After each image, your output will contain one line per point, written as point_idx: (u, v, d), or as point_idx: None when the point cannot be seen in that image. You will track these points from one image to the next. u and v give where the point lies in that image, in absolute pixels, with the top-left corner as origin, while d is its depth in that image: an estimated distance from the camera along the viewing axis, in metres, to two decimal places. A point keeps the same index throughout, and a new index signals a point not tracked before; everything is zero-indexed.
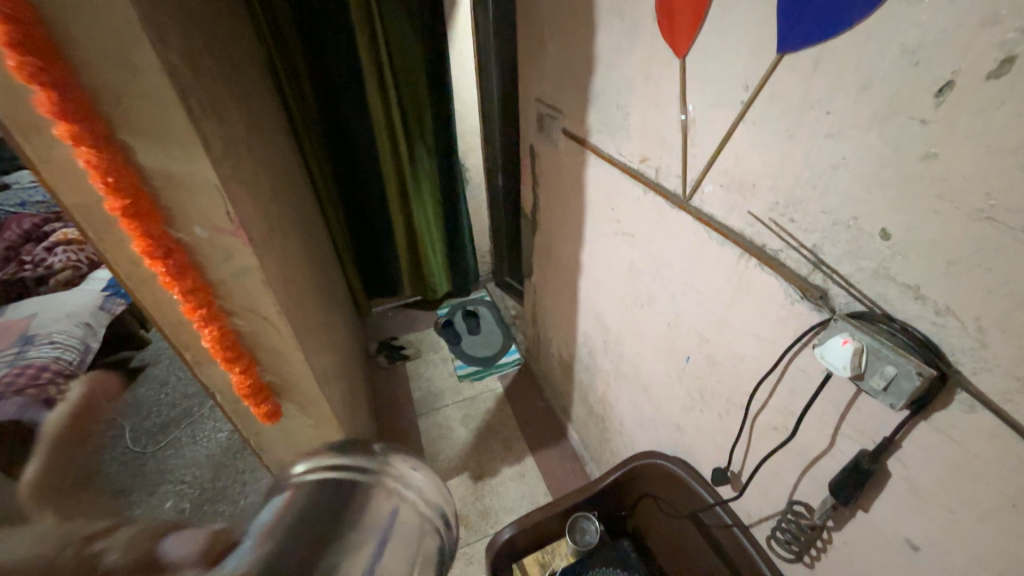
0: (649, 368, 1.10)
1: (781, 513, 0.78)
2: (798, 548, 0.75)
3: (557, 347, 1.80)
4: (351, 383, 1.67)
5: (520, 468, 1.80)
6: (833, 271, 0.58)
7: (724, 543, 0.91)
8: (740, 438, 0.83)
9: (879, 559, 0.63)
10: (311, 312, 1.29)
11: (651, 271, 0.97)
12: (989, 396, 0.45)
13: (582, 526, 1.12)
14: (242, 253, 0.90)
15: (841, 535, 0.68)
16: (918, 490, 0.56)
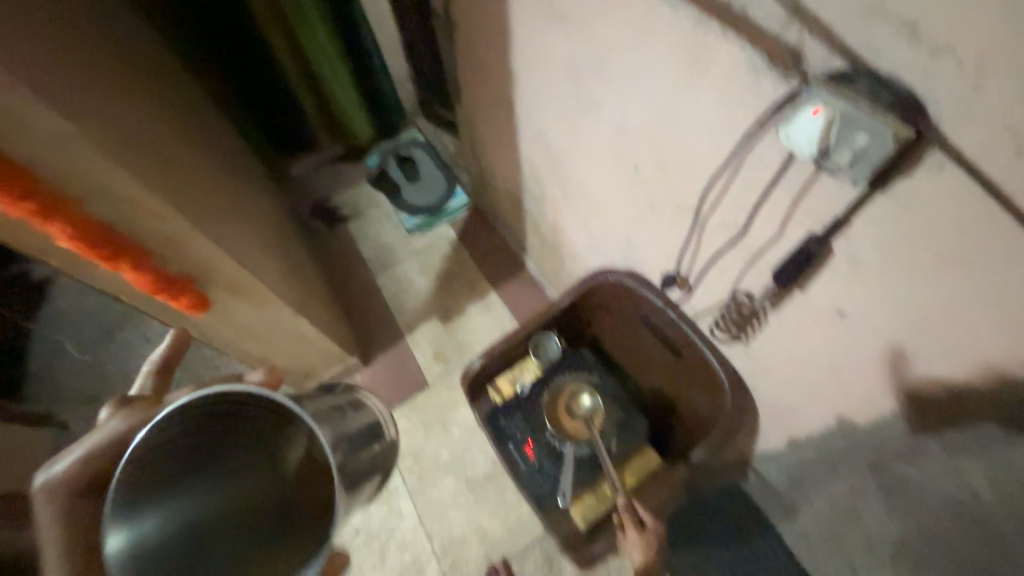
0: (598, 186, 1.02)
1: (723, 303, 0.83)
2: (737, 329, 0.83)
3: (502, 180, 1.66)
4: (289, 255, 1.54)
5: (485, 303, 1.86)
6: (814, 18, 0.45)
7: (670, 336, 1.00)
8: (690, 242, 0.81)
9: (808, 326, 0.69)
10: (200, 182, 1.06)
11: (593, 65, 0.79)
12: (965, 152, 0.41)
13: (545, 344, 1.15)
14: (39, 116, 0.65)
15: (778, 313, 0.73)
16: (857, 263, 0.56)
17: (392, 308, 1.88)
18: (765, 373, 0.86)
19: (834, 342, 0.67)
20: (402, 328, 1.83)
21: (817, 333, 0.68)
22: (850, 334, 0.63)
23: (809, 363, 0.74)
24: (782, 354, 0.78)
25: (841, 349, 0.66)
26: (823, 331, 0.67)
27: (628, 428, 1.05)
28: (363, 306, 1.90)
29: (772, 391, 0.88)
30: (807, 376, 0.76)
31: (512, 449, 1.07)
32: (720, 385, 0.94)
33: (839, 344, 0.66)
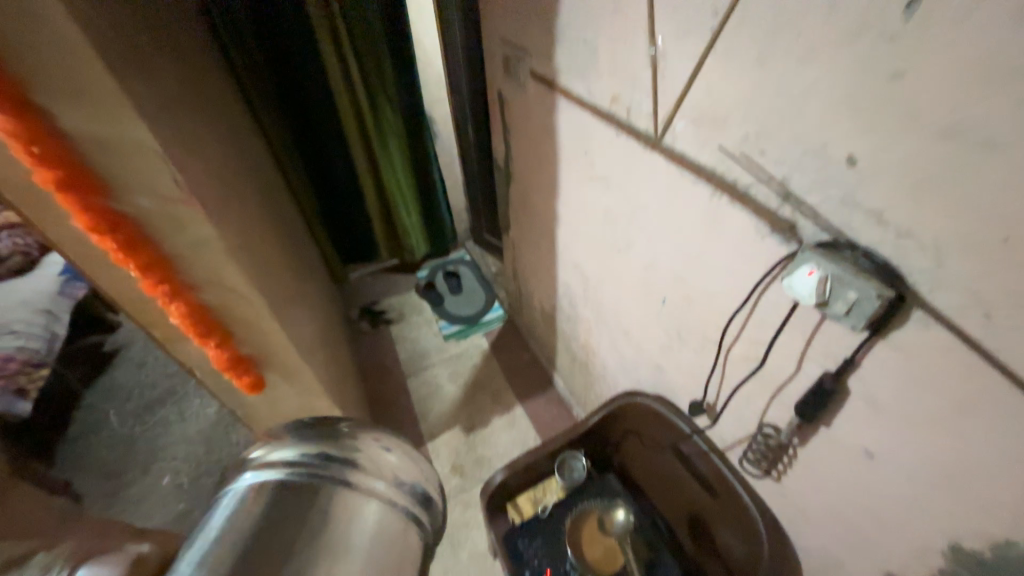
0: (628, 313, 1.12)
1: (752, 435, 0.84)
2: (768, 465, 0.82)
3: (538, 300, 1.81)
4: (335, 350, 1.66)
5: (510, 417, 1.86)
6: (802, 202, 0.59)
7: (702, 469, 0.98)
8: (715, 370, 0.87)
9: (838, 467, 0.69)
10: (285, 281, 1.26)
11: (626, 215, 0.96)
12: (944, 312, 0.48)
13: (571, 464, 1.17)
14: (197, 222, 0.85)
15: (806, 450, 0.74)
16: (875, 405, 0.60)
17: (418, 412, 1.91)
18: (801, 520, 0.81)
19: (868, 487, 0.66)
20: (425, 434, 1.83)
21: (847, 475, 0.68)
22: (882, 479, 0.63)
23: (847, 510, 0.71)
24: (817, 498, 0.75)
25: (876, 496, 0.65)
26: (853, 474, 0.67)
27: None
28: (390, 407, 1.93)
29: (811, 544, 0.81)
30: (847, 527, 0.72)
31: None
32: (754, 531, 0.88)
33: (875, 491, 0.65)
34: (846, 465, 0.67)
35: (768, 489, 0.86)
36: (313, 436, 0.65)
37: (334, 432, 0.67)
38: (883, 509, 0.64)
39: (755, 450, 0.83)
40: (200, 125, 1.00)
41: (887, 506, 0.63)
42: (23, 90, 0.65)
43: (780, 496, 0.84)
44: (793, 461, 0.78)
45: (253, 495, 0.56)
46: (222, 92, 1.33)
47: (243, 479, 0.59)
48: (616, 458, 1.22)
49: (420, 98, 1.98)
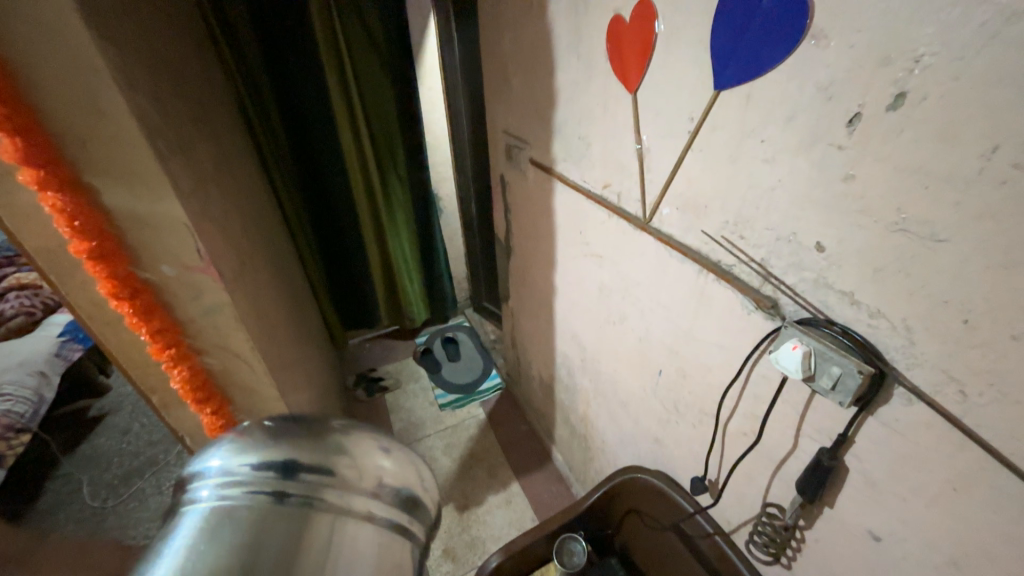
0: (626, 384, 1.13)
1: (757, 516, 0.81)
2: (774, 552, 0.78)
3: (537, 369, 1.81)
4: (329, 419, 1.63)
5: (506, 494, 1.77)
6: (781, 282, 0.64)
7: (706, 553, 0.92)
8: (714, 446, 0.86)
9: (847, 552, 0.66)
10: (288, 351, 1.28)
11: (620, 289, 1.01)
12: (923, 390, 0.51)
13: (571, 548, 1.10)
14: (211, 289, 0.90)
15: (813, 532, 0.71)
16: (873, 483, 0.59)
17: None
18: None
19: (877, 575, 0.63)
20: None
21: (858, 563, 0.65)
22: (891, 566, 0.60)
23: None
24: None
25: None
26: (864, 561, 0.64)
27: None
28: None
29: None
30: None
31: None
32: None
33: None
34: (855, 550, 0.65)
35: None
36: (290, 435, 0.59)
37: (319, 429, 0.62)
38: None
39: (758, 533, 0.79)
40: (226, 202, 1.08)
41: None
42: (76, 172, 0.73)
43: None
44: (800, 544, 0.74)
45: (218, 516, 0.52)
46: (247, 171, 1.45)
47: (207, 492, 0.55)
48: (619, 538, 1.17)
49: (428, 177, 2.15)
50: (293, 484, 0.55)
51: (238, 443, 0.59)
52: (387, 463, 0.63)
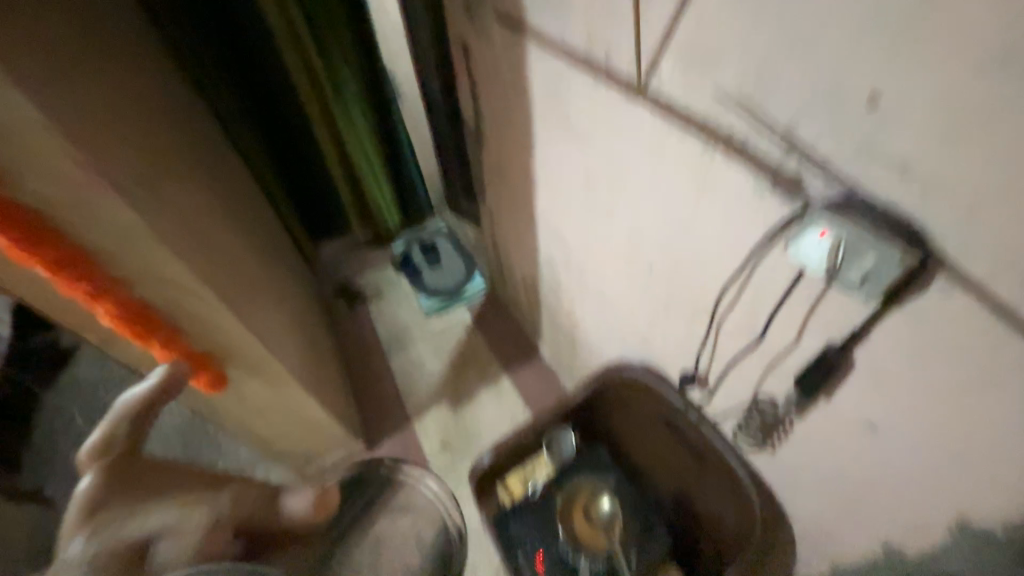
0: (612, 282, 1.06)
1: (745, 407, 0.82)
2: (759, 441, 0.82)
3: (520, 269, 1.73)
4: (310, 335, 1.58)
5: (497, 390, 1.83)
6: (811, 153, 0.51)
7: (693, 439, 0.97)
8: (706, 342, 0.82)
9: (838, 435, 0.68)
10: (247, 274, 1.15)
11: (607, 178, 0.87)
12: (976, 274, 0.43)
13: (560, 439, 1.13)
14: (110, 207, 0.74)
15: (802, 425, 0.73)
16: (881, 371, 0.57)
17: (402, 392, 1.86)
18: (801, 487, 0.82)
19: (865, 457, 0.66)
20: (411, 413, 1.80)
21: (850, 446, 0.67)
22: (885, 450, 0.62)
23: (850, 477, 0.71)
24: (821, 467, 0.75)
25: (882, 464, 0.64)
26: (857, 447, 0.66)
27: (641, 535, 1.02)
28: (374, 388, 1.89)
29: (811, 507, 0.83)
30: (849, 493, 0.73)
31: (522, 557, 1.00)
32: (748, 505, 0.91)
33: (882, 464, 0.64)
34: (849, 439, 0.67)
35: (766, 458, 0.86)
36: None
37: None
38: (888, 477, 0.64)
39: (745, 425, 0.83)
40: (128, 100, 0.85)
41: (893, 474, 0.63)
42: None
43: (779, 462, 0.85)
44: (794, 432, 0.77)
45: None
46: None
47: None
48: (602, 425, 1.15)
49: (378, 52, 1.79)
50: None
51: None
52: None
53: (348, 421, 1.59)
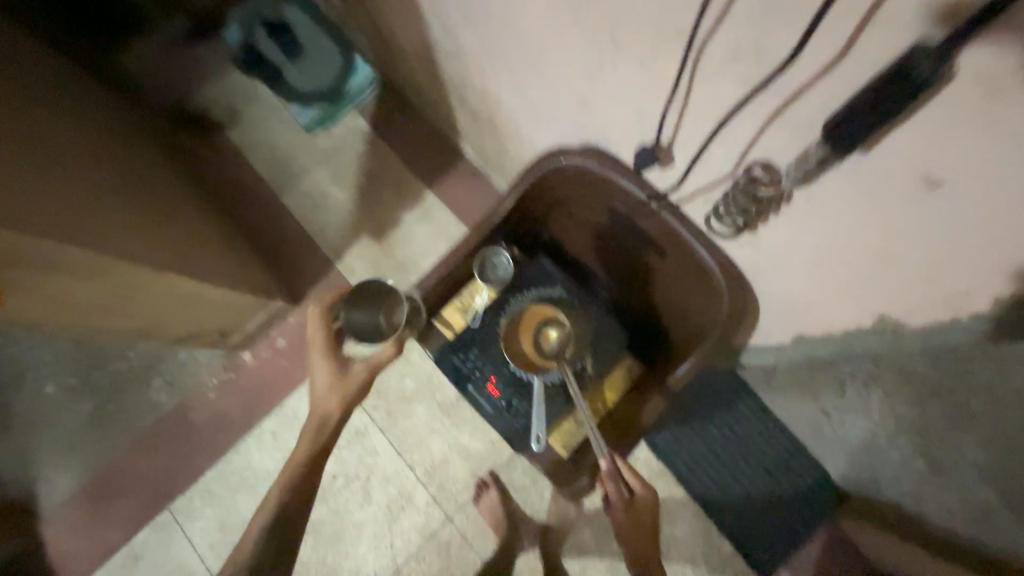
0: (530, 27, 0.73)
1: (725, 183, 0.70)
2: (742, 219, 0.71)
3: (404, 34, 1.21)
4: (160, 189, 1.19)
5: (422, 209, 1.53)
6: None
7: (646, 230, 0.86)
8: (675, 98, 0.64)
9: (877, 192, 0.58)
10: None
11: None
12: None
13: (494, 262, 0.93)
14: None
15: (805, 195, 0.66)
16: (975, 84, 0.42)
17: (312, 234, 1.55)
18: (768, 271, 0.86)
19: (844, 237, 0.68)
20: (330, 255, 1.53)
21: (837, 228, 0.67)
22: (874, 221, 0.62)
23: (831, 256, 0.73)
24: (796, 249, 0.77)
25: (929, 227, 0.58)
26: (847, 224, 0.66)
27: (601, 341, 0.89)
28: (276, 238, 1.55)
29: (775, 289, 0.90)
30: (819, 269, 0.78)
31: (473, 390, 0.89)
32: (716, 286, 0.82)
33: (864, 236, 0.66)
34: (844, 209, 0.64)
35: (738, 246, 0.85)
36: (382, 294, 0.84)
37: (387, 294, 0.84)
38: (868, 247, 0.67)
39: (729, 204, 0.70)
40: None
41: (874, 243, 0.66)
42: None
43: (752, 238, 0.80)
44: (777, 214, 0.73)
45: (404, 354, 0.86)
46: None
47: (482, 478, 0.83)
48: (546, 234, 1.02)
49: None
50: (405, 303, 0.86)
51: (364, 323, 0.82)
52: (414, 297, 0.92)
53: (257, 283, 1.33)
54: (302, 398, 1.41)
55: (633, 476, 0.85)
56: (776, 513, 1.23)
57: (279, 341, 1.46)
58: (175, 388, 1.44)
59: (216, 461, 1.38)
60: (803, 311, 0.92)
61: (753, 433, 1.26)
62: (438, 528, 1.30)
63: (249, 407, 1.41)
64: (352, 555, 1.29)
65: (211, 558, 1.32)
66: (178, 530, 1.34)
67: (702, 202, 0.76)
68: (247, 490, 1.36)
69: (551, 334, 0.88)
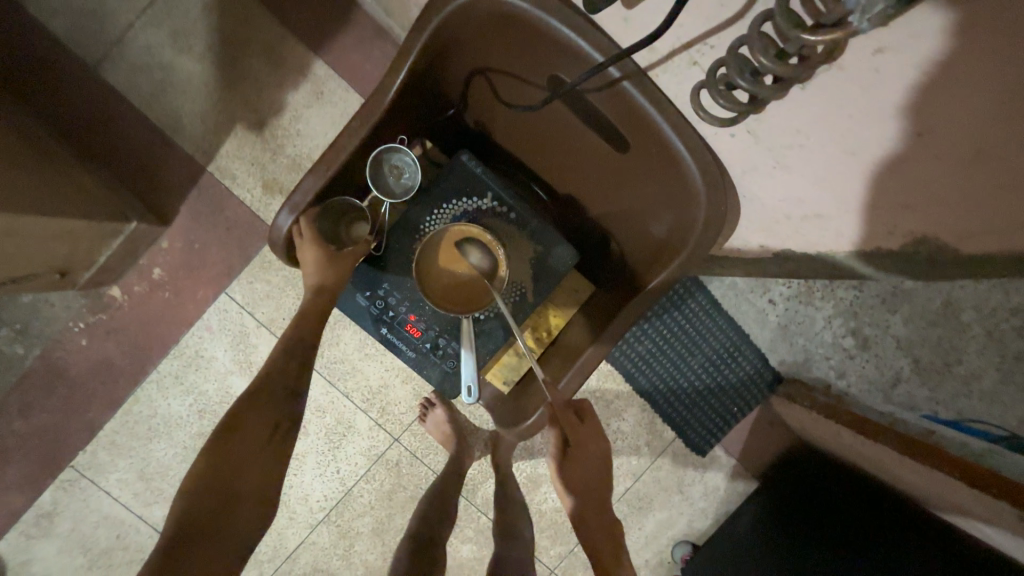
0: None
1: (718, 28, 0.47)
2: (752, 81, 0.44)
3: None
4: None
5: (310, 83, 1.14)
6: None
7: (600, 108, 0.63)
8: None
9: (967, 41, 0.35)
10: None
11: None
12: None
13: (396, 165, 0.70)
14: None
15: (873, 42, 0.41)
16: None
17: (162, 126, 1.14)
18: (767, 169, 0.60)
19: (858, 138, 0.48)
20: (193, 154, 1.15)
21: (894, 104, 0.43)
22: (958, 99, 0.38)
23: (838, 172, 0.52)
24: (816, 142, 0.52)
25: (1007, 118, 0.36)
26: (914, 103, 0.42)
27: (544, 262, 0.71)
28: (110, 134, 1.13)
29: (771, 196, 0.64)
30: (836, 173, 0.53)
31: (387, 334, 0.72)
32: (691, 188, 0.62)
33: (936, 123, 0.41)
34: (916, 76, 0.40)
35: (731, 137, 0.61)
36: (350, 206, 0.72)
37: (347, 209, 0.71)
38: (924, 147, 0.44)
39: (743, 54, 0.44)
40: None
41: (941, 145, 0.42)
42: None
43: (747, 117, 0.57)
44: (806, 84, 0.48)
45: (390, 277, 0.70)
46: None
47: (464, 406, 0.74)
48: (471, 121, 0.77)
49: None
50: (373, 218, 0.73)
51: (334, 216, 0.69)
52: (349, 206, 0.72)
53: (105, 209, 1.03)
54: (200, 335, 1.18)
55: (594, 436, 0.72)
56: (718, 399, 1.26)
57: (154, 272, 1.17)
58: (31, 337, 1.17)
59: (112, 413, 1.19)
60: (797, 228, 0.65)
61: (703, 330, 1.22)
62: (385, 450, 1.24)
63: (136, 351, 1.18)
64: (296, 484, 1.23)
65: (137, 506, 1.22)
66: (90, 485, 1.20)
67: (681, 61, 0.53)
68: (160, 437, 1.20)
69: (473, 252, 0.69)
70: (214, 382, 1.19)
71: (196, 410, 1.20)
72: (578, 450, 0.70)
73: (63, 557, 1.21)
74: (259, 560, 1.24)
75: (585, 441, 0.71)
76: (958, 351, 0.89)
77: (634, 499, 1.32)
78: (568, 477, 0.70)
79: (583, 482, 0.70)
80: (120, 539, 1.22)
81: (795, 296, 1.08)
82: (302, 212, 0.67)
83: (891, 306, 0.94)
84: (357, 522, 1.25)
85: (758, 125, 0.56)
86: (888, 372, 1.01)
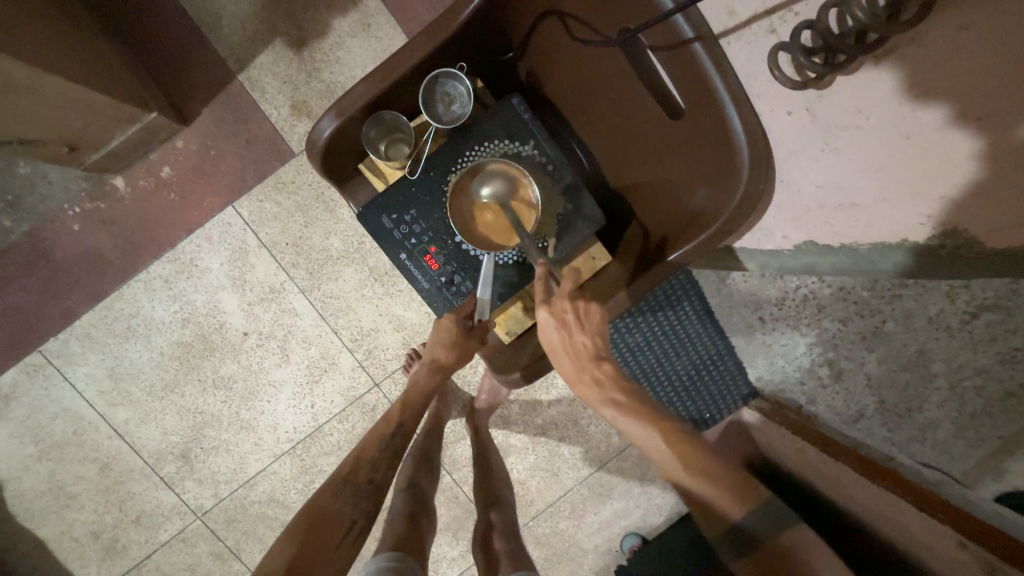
0: None
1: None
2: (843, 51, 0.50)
3: None
4: None
5: (359, 15, 1.12)
6: None
7: (664, 72, 0.67)
8: None
9: None
10: None
11: None
12: None
13: (446, 93, 0.73)
14: None
15: (962, 19, 0.44)
16: None
17: (199, 24, 1.11)
18: (815, 152, 0.64)
19: (918, 129, 0.52)
20: (227, 59, 1.12)
21: (957, 91, 0.47)
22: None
23: (886, 162, 0.57)
24: (874, 124, 0.55)
25: None
26: (979, 93, 0.45)
27: (572, 221, 0.73)
28: (145, 21, 1.10)
29: (809, 181, 0.69)
30: (883, 158, 0.57)
31: (406, 260, 0.73)
32: (735, 164, 0.64)
33: (1009, 106, 0.44)
34: (981, 60, 0.44)
35: (788, 115, 0.64)
36: (393, 121, 0.74)
37: (391, 125, 0.74)
38: (978, 134, 0.47)
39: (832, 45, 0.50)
40: None
41: (999, 130, 0.45)
42: None
43: (809, 93, 0.61)
44: (880, 61, 0.52)
45: (438, 201, 0.73)
46: None
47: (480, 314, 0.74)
48: (522, 73, 0.80)
49: None
50: (419, 134, 0.74)
51: (381, 129, 0.74)
52: (393, 119, 0.73)
53: (125, 90, 1.00)
54: (199, 244, 1.15)
55: (566, 310, 0.66)
56: (695, 405, 1.22)
57: (164, 170, 1.14)
58: (22, 212, 1.13)
59: (92, 305, 1.16)
60: (829, 217, 0.70)
61: (693, 335, 1.19)
62: (363, 393, 1.23)
63: (129, 248, 1.15)
64: (269, 411, 1.22)
65: (101, 405, 1.19)
66: (55, 373, 1.17)
67: (760, 26, 0.59)
68: (137, 339, 1.17)
69: (479, 187, 0.72)
70: (204, 294, 1.17)
71: (180, 317, 1.17)
72: (542, 325, 0.67)
73: (14, 442, 1.18)
74: (216, 479, 1.23)
75: (547, 317, 0.66)
76: (919, 400, 0.87)
77: (595, 487, 1.31)
78: (550, 342, 0.67)
79: (562, 346, 0.66)
80: (76, 435, 1.19)
81: (784, 319, 1.04)
82: (347, 118, 0.69)
83: (869, 344, 0.91)
84: (322, 460, 1.24)
85: (819, 103, 0.60)
86: (854, 408, 0.99)
